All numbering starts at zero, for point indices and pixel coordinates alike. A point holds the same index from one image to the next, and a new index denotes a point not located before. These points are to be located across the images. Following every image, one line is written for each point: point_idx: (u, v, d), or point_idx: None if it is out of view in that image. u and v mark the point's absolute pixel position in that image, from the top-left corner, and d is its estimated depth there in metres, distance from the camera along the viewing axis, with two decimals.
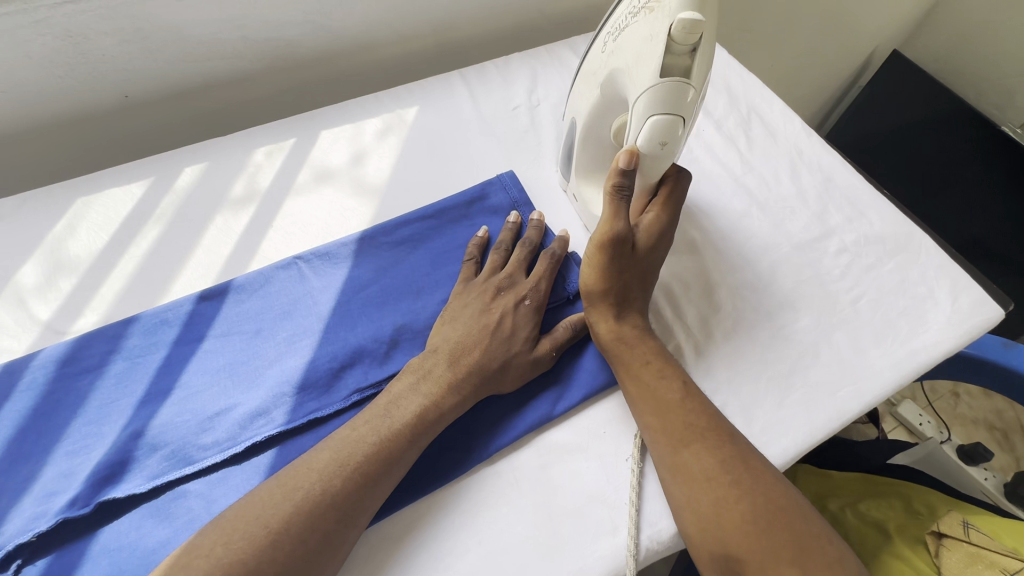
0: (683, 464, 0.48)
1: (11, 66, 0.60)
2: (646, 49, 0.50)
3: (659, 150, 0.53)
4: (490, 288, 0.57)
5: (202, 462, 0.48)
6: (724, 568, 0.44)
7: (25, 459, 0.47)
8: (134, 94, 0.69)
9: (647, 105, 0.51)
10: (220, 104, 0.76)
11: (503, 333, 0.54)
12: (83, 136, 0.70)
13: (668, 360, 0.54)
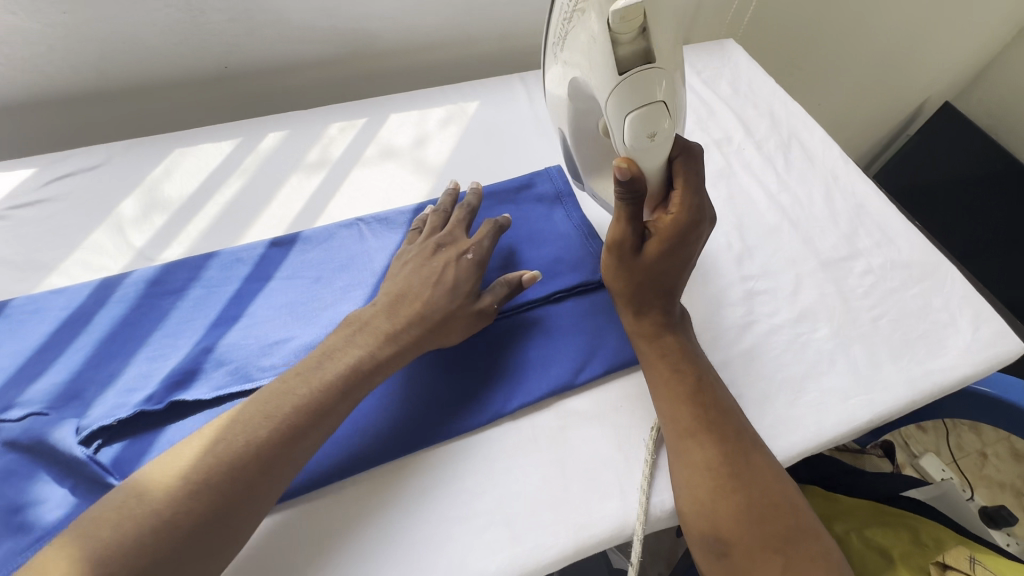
0: (690, 449, 0.51)
1: (138, 31, 0.70)
2: (598, 49, 0.51)
3: (655, 142, 0.53)
4: (430, 246, 0.61)
5: (261, 381, 0.53)
6: (713, 549, 0.47)
7: (113, 358, 0.54)
8: (232, 66, 0.78)
9: (626, 103, 0.51)
10: (303, 83, 0.84)
11: (446, 287, 0.57)
12: (184, 98, 0.79)
13: (690, 352, 0.56)
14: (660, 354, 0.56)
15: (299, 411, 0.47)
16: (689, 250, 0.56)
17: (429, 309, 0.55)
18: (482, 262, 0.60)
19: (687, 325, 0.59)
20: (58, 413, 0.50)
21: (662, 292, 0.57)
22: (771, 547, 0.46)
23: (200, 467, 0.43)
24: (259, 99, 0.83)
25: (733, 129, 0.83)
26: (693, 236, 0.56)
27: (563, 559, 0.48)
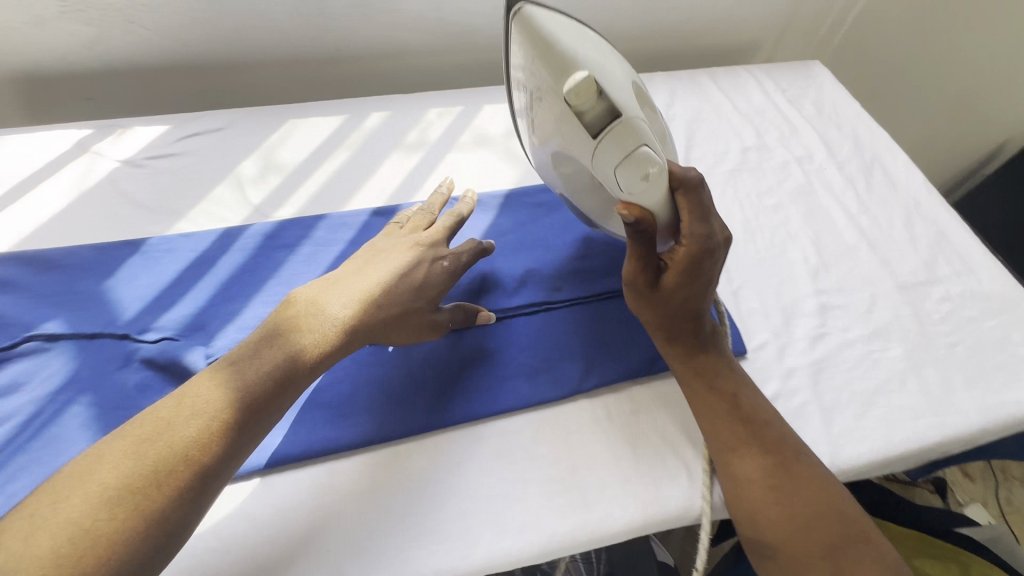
0: (735, 460, 0.51)
1: (269, 8, 0.77)
2: (561, 120, 0.48)
3: (653, 183, 0.49)
4: (409, 240, 0.59)
5: None
6: (761, 553, 0.48)
7: (232, 299, 0.60)
8: (343, 48, 0.84)
9: (610, 161, 0.48)
10: (402, 70, 0.89)
11: (409, 291, 0.55)
12: (296, 75, 0.86)
13: (730, 369, 0.56)
14: (698, 372, 0.55)
15: (205, 428, 0.42)
16: (710, 278, 0.53)
17: (390, 309, 0.53)
18: (455, 273, 0.59)
19: (724, 343, 0.58)
20: (185, 341, 0.56)
21: (686, 319, 0.55)
22: (822, 556, 0.45)
23: (92, 495, 0.36)
24: (361, 81, 0.89)
25: (815, 147, 0.84)
26: (710, 263, 0.53)
27: (628, 531, 0.51)
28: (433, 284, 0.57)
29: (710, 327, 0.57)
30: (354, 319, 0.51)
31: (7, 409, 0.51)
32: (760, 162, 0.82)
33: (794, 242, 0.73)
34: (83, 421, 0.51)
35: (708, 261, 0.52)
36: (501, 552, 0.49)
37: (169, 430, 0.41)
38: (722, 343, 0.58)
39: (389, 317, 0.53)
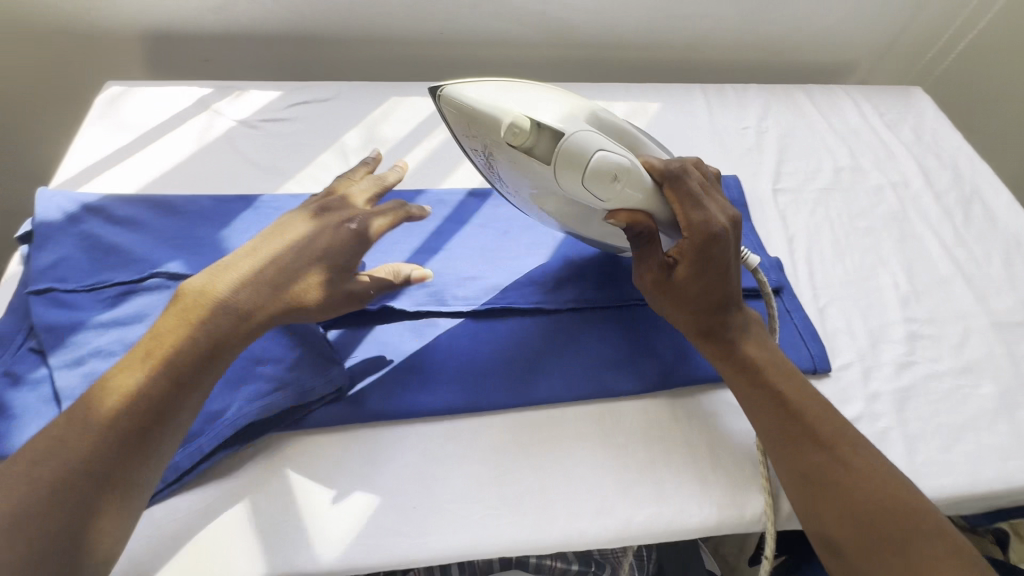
0: (786, 454, 0.50)
1: None
2: (521, 163, 0.51)
3: (631, 187, 0.51)
4: (314, 207, 0.57)
5: (453, 307, 0.60)
6: (828, 548, 0.47)
7: None
8: (447, 32, 0.86)
9: (576, 184, 0.50)
10: (498, 58, 0.91)
11: (329, 249, 0.54)
12: (398, 54, 0.88)
13: (767, 359, 0.54)
14: (732, 360, 0.54)
15: (135, 389, 0.44)
16: (724, 258, 0.52)
17: (296, 266, 0.52)
18: (363, 235, 0.55)
19: (758, 331, 0.56)
20: None
21: (705, 309, 0.53)
22: (885, 554, 0.44)
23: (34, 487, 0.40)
24: (458, 66, 0.91)
25: (912, 174, 0.82)
26: (724, 241, 0.52)
27: (702, 530, 0.52)
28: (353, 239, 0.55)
29: (735, 315, 0.54)
30: (297, 272, 0.52)
31: (132, 337, 0.55)
32: (853, 183, 0.80)
33: (884, 267, 0.72)
34: None
35: (722, 241, 0.51)
36: (579, 533, 0.50)
37: (101, 406, 0.44)
38: (753, 330, 0.56)
39: (306, 269, 0.53)
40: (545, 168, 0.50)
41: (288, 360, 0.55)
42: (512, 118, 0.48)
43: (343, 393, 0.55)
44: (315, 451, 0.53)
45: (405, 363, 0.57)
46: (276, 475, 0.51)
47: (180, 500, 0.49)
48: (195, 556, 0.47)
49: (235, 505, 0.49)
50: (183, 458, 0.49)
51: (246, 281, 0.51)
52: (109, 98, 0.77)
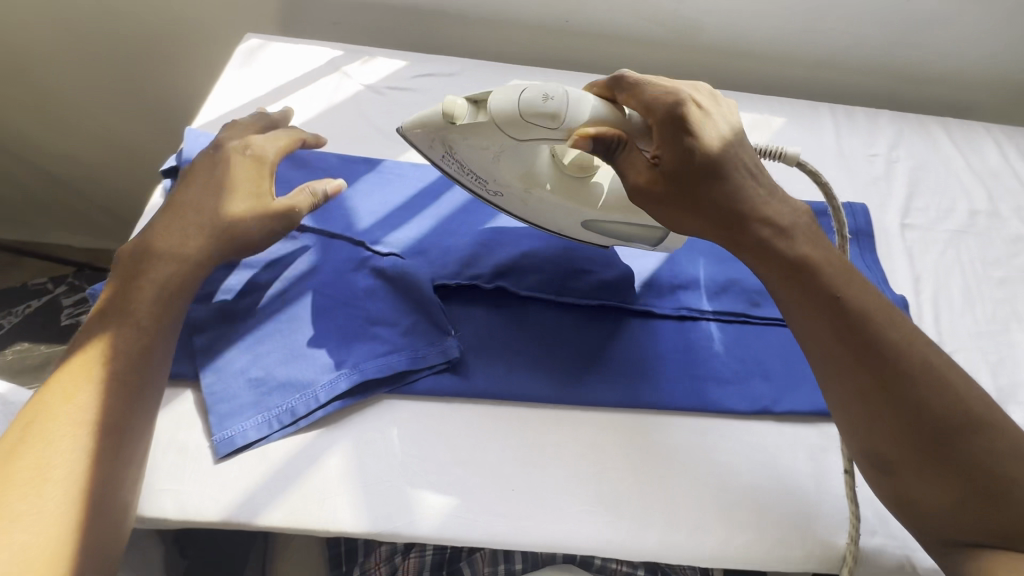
0: (831, 377, 0.47)
1: None
2: (472, 137, 0.52)
3: (566, 101, 0.48)
4: (216, 152, 0.60)
5: (565, 297, 0.59)
6: (876, 465, 0.46)
7: (453, 235, 0.63)
8: (573, 20, 0.85)
9: (521, 126, 0.50)
10: (618, 53, 0.89)
11: (213, 155, 0.60)
12: (520, 38, 0.88)
13: (818, 252, 0.48)
14: (770, 265, 0.48)
15: (112, 349, 0.47)
16: (709, 137, 0.47)
17: (216, 180, 0.58)
18: (263, 161, 0.60)
19: (800, 215, 0.49)
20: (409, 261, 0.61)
21: (717, 209, 0.48)
22: (942, 472, 0.43)
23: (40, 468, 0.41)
24: (577, 56, 0.90)
25: None
26: (688, 115, 0.48)
27: (802, 565, 0.50)
28: (231, 146, 0.60)
29: (761, 208, 0.48)
30: (229, 190, 0.57)
31: (261, 281, 0.58)
32: (989, 229, 0.75)
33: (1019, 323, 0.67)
34: (318, 308, 0.57)
35: (689, 118, 0.47)
36: (675, 545, 0.49)
37: (84, 375, 0.46)
38: (786, 217, 0.48)
39: (234, 185, 0.58)
40: (482, 121, 0.51)
41: (404, 325, 0.56)
42: (445, 101, 0.51)
43: (452, 364, 0.55)
44: (419, 416, 0.53)
45: (512, 345, 0.57)
46: (381, 433, 0.52)
47: (290, 443, 0.50)
48: (302, 498, 0.48)
49: (342, 456, 0.50)
50: (301, 404, 0.51)
51: (194, 213, 0.55)
52: (248, 50, 0.79)
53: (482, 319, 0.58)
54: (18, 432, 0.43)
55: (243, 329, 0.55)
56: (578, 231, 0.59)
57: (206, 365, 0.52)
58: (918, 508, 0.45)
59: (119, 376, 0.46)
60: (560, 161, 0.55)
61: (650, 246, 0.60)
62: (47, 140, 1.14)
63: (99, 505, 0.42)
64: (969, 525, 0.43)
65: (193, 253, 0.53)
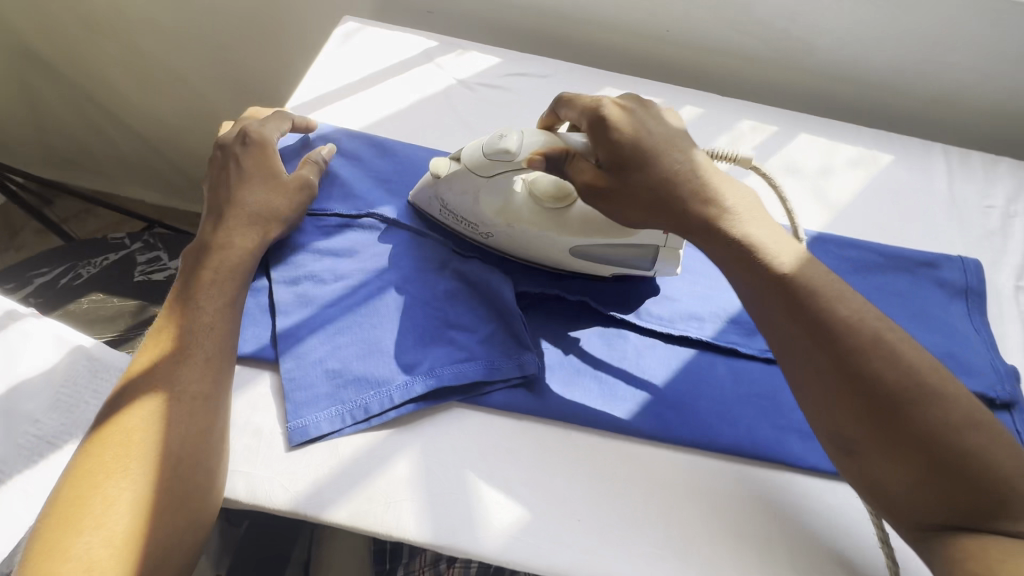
0: (789, 359, 0.46)
1: None
2: (455, 185, 0.58)
3: (517, 137, 0.54)
4: (223, 152, 0.60)
5: (645, 322, 0.58)
6: (840, 445, 0.44)
7: None
8: (674, 31, 0.81)
9: (486, 165, 0.55)
10: (717, 69, 0.84)
11: (250, 150, 0.60)
12: (617, 44, 0.84)
13: (750, 223, 0.49)
14: (724, 246, 0.49)
15: (182, 334, 0.49)
16: (632, 131, 0.50)
17: (255, 174, 0.59)
18: (267, 148, 0.61)
19: (745, 195, 0.50)
20: (492, 268, 0.60)
21: (659, 195, 0.49)
22: (903, 448, 0.42)
23: (137, 449, 0.44)
24: (672, 68, 0.86)
25: None
26: (613, 117, 0.51)
27: None
28: (260, 139, 0.61)
29: (699, 185, 0.49)
30: (251, 179, 0.58)
31: (342, 271, 0.58)
32: None
33: None
34: (396, 306, 0.56)
35: (610, 115, 0.51)
36: None
37: (157, 363, 0.48)
38: (719, 191, 0.49)
39: (273, 177, 0.59)
40: (460, 170, 0.57)
41: (482, 333, 0.55)
42: (432, 165, 0.59)
43: (527, 380, 0.54)
44: (489, 431, 0.52)
45: (590, 367, 0.56)
46: (450, 443, 0.51)
47: (360, 441, 0.50)
48: (368, 500, 0.47)
49: (410, 461, 0.50)
50: (375, 402, 0.51)
51: (245, 202, 0.57)
52: (345, 32, 0.79)
53: (560, 338, 0.57)
54: (105, 423, 0.45)
55: (323, 318, 0.55)
56: (570, 262, 0.59)
57: (286, 351, 0.52)
58: (886, 493, 0.43)
59: (196, 353, 0.49)
60: (536, 195, 0.57)
61: (648, 268, 0.59)
62: (137, 99, 1.18)
63: (186, 472, 0.44)
64: (934, 505, 0.41)
65: (249, 239, 0.55)
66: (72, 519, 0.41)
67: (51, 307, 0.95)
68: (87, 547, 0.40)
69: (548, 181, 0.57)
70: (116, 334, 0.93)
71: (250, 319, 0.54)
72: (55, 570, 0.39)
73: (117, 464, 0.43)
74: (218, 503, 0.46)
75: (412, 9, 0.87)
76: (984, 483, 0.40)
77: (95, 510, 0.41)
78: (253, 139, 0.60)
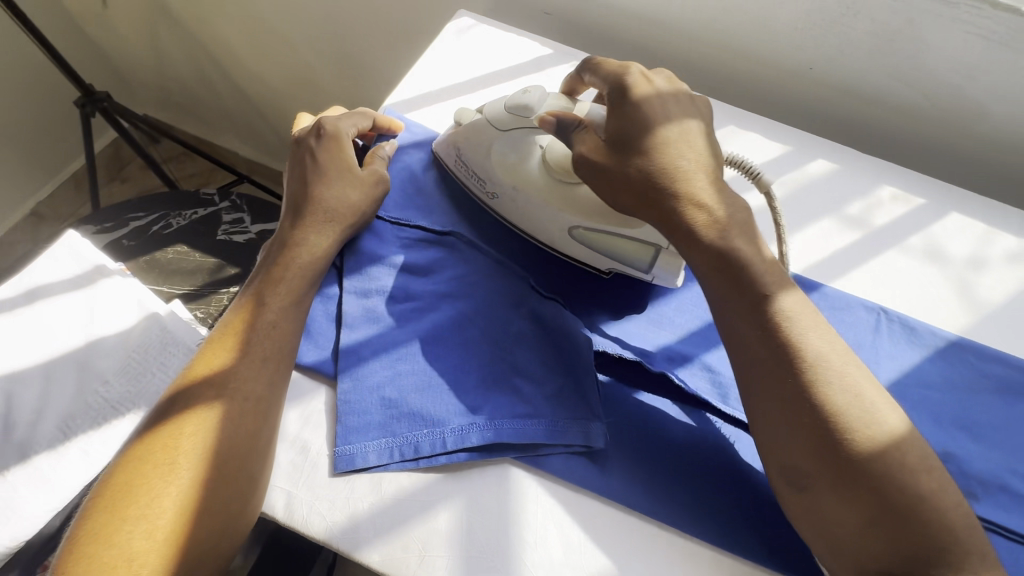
0: (744, 374, 0.44)
1: (778, 5, 0.67)
2: (472, 136, 0.60)
3: (540, 95, 0.56)
4: (299, 147, 0.60)
5: (731, 410, 0.50)
6: (792, 483, 0.41)
7: (620, 297, 0.58)
8: (817, 68, 0.71)
9: (506, 120, 0.58)
10: (859, 119, 0.74)
11: (324, 142, 0.58)
12: (749, 75, 0.75)
13: (733, 228, 0.47)
14: (702, 252, 0.47)
15: (245, 331, 0.49)
16: (642, 111, 0.51)
17: (329, 168, 0.57)
18: (342, 141, 0.59)
19: (739, 209, 0.48)
20: (571, 314, 0.54)
21: (647, 179, 0.49)
22: (849, 484, 0.39)
23: (189, 446, 0.43)
24: (805, 111, 0.76)
25: None
26: (638, 97, 0.52)
27: None
28: (335, 131, 0.59)
29: (690, 180, 0.48)
30: (327, 174, 0.57)
31: (415, 291, 0.55)
32: None
33: None
34: (463, 340, 0.52)
35: (631, 91, 0.52)
36: None
37: (219, 359, 0.47)
38: (711, 194, 0.48)
39: (347, 173, 0.57)
40: (479, 121, 0.60)
41: (549, 388, 0.50)
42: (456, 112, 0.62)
43: (590, 450, 0.49)
44: (539, 498, 0.47)
45: (662, 449, 0.49)
46: (497, 503, 0.47)
47: (405, 480, 0.47)
48: (403, 548, 0.45)
49: (453, 514, 0.46)
50: (426, 442, 0.47)
51: (322, 198, 0.56)
52: (458, 28, 0.76)
53: (633, 409, 0.51)
54: (161, 418, 0.45)
55: (388, 340, 0.52)
56: (568, 246, 0.59)
57: (346, 369, 0.50)
58: (833, 534, 0.39)
59: (257, 352, 0.48)
60: (550, 164, 0.59)
61: (644, 271, 0.56)
62: (246, 59, 1.21)
63: (230, 476, 0.43)
64: (884, 551, 0.38)
65: (324, 239, 0.54)
66: (118, 504, 0.40)
67: (139, 252, 0.99)
68: (128, 538, 0.39)
69: (562, 151, 0.59)
70: (193, 288, 0.97)
71: (317, 326, 0.53)
72: (96, 556, 0.38)
73: (167, 454, 0.43)
74: (255, 512, 0.44)
75: (530, 9, 0.82)
76: (926, 526, 0.37)
77: (139, 503, 0.40)
78: (327, 132, 0.59)
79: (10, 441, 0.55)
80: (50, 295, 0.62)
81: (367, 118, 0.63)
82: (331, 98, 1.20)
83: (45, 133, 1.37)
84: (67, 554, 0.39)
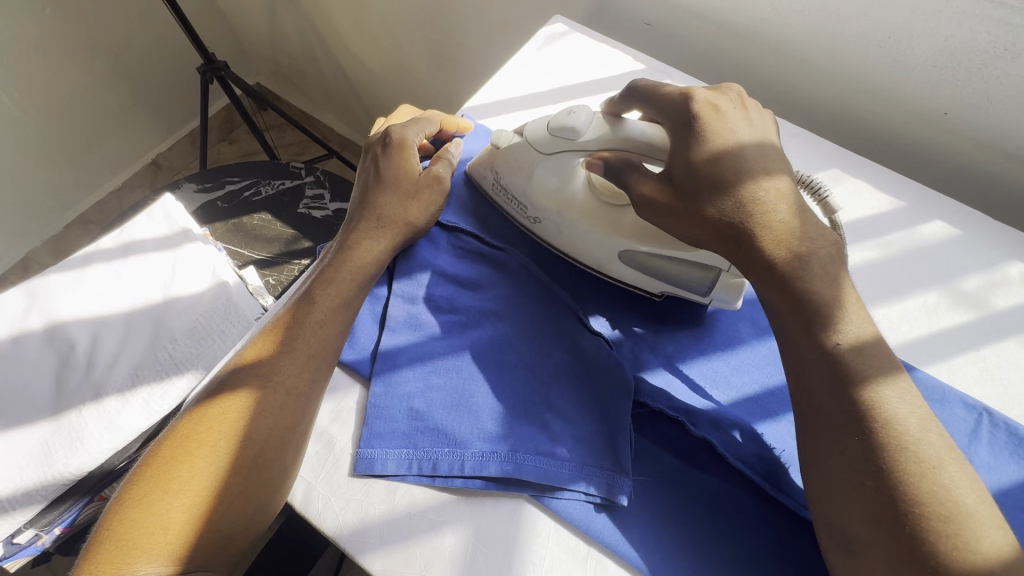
0: None
1: (915, 40, 0.58)
2: (511, 159, 0.59)
3: (586, 118, 0.52)
4: (368, 156, 0.63)
5: (780, 494, 0.44)
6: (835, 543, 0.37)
7: (674, 343, 0.54)
8: (953, 116, 0.61)
9: (549, 142, 0.55)
10: (999, 179, 0.63)
11: (389, 152, 0.61)
12: (866, 115, 0.67)
13: (826, 261, 0.42)
14: (789, 297, 0.42)
15: (291, 325, 0.51)
16: (721, 136, 0.45)
17: (391, 177, 0.59)
18: (404, 148, 0.60)
19: (825, 244, 0.43)
20: (615, 354, 0.52)
21: (726, 218, 0.43)
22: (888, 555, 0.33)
23: (232, 430, 0.45)
24: (929, 162, 0.67)
25: None
26: (704, 120, 0.46)
27: None
28: (401, 140, 0.61)
29: (772, 212, 0.43)
30: (388, 183, 0.59)
31: (460, 305, 0.55)
32: None
33: None
34: (499, 366, 0.51)
35: (703, 112, 0.46)
36: None
37: (266, 349, 0.50)
38: (780, 218, 0.43)
39: (408, 183, 0.59)
40: (519, 142, 0.58)
41: (579, 429, 0.49)
42: (495, 133, 0.59)
43: (611, 504, 0.46)
44: (548, 541, 0.45)
45: (690, 520, 0.45)
46: (505, 537, 0.45)
47: (419, 494, 0.47)
48: (405, 563, 0.44)
49: (460, 539, 0.45)
50: (445, 461, 0.47)
51: (382, 207, 0.58)
52: (551, 35, 0.76)
53: (665, 467, 0.48)
54: (208, 400, 0.47)
55: (426, 351, 0.53)
56: (615, 271, 0.56)
57: (381, 372, 0.51)
58: None
59: (301, 348, 0.50)
60: (595, 187, 0.58)
61: (703, 294, 0.53)
62: (349, 42, 1.25)
63: (264, 463, 0.45)
64: None
65: (378, 244, 0.56)
66: (162, 476, 0.43)
67: (228, 215, 1.07)
68: (167, 508, 0.42)
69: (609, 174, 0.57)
70: (269, 255, 1.03)
71: (362, 326, 0.55)
72: (139, 520, 0.42)
73: (210, 435, 0.45)
74: (284, 500, 0.46)
75: (631, 21, 0.78)
76: None
77: (179, 477, 0.43)
78: (391, 140, 0.61)
79: (89, 377, 0.62)
80: (142, 252, 0.68)
81: (433, 124, 0.65)
82: (422, 87, 1.22)
83: (172, 92, 1.52)
84: (114, 514, 0.42)
